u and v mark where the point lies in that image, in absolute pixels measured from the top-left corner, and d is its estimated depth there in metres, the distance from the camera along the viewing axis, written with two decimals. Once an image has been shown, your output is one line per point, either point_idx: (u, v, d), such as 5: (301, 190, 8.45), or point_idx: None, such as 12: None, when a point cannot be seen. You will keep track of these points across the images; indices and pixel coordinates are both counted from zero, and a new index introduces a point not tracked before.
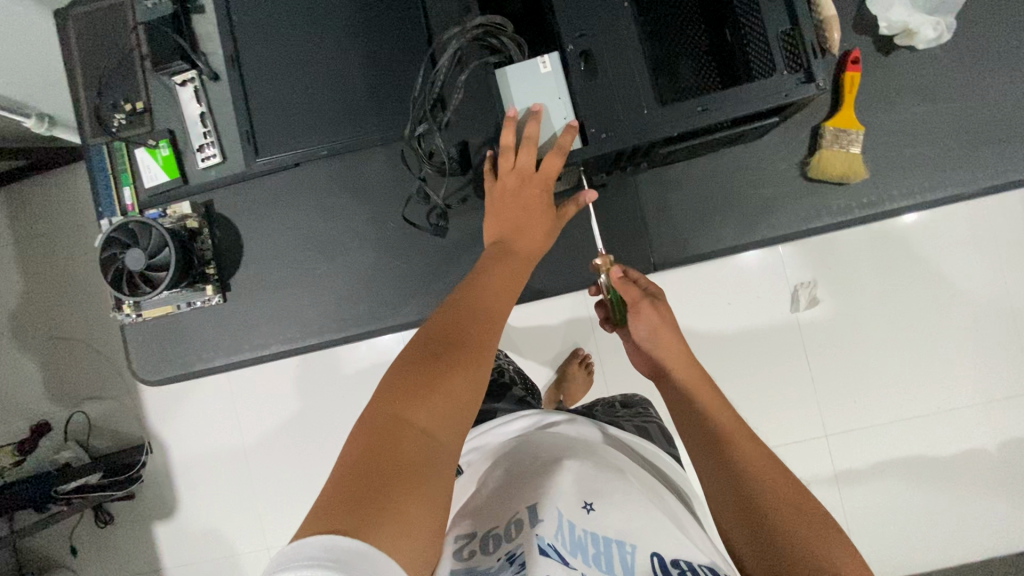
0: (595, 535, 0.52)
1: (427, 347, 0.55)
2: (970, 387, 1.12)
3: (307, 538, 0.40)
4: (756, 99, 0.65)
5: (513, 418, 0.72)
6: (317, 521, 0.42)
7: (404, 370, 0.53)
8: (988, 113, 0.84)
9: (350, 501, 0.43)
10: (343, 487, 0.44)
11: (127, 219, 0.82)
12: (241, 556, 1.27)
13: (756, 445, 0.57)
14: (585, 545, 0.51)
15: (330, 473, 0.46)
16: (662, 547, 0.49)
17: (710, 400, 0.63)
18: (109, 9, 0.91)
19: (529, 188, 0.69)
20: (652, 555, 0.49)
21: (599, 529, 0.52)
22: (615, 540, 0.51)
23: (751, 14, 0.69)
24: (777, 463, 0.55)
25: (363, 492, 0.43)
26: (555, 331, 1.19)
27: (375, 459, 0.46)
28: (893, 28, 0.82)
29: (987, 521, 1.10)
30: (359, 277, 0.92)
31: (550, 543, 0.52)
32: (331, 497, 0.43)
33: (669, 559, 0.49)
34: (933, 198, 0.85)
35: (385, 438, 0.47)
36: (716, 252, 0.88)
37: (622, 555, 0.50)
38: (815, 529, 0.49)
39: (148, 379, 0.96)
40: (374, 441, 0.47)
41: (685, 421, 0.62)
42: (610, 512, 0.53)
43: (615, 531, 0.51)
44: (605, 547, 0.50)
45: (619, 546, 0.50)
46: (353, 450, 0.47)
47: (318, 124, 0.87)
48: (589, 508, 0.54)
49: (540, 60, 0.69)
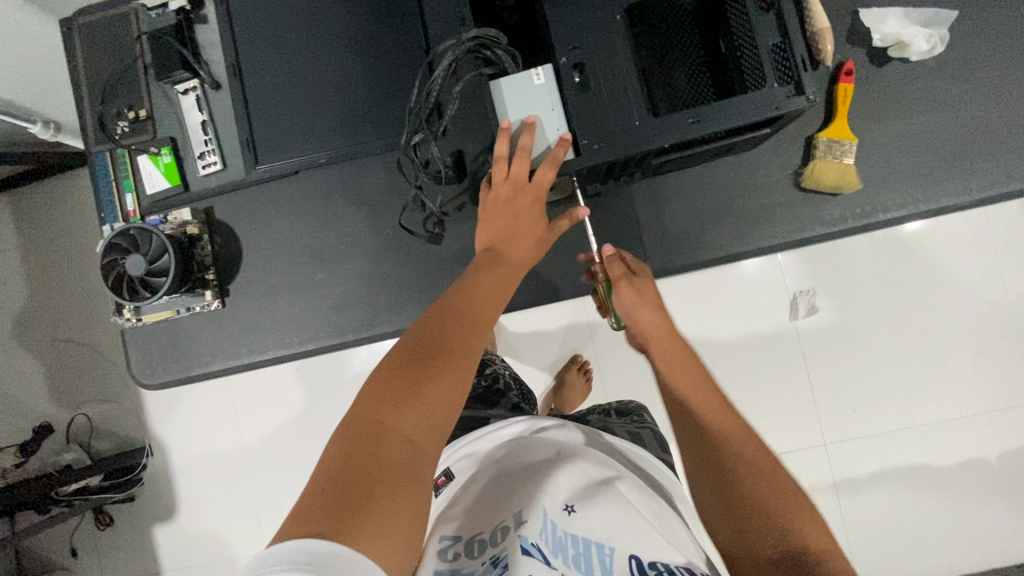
0: (575, 537, 0.54)
1: (412, 352, 0.55)
2: (970, 397, 1.11)
3: (287, 541, 0.40)
4: (745, 111, 0.66)
5: (505, 423, 0.71)
6: (298, 524, 0.42)
7: (387, 375, 0.53)
8: (983, 124, 0.85)
9: (330, 506, 0.43)
10: (323, 492, 0.44)
11: (128, 226, 0.83)
12: (240, 559, 1.28)
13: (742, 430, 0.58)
14: (566, 546, 0.54)
15: (311, 476, 0.46)
16: (641, 549, 0.51)
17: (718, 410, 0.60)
18: (114, 19, 0.93)
19: (522, 199, 0.70)
20: (629, 558, 0.51)
21: (580, 531, 0.54)
22: (594, 542, 0.53)
23: (743, 26, 0.71)
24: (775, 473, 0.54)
25: (341, 497, 0.44)
26: (553, 338, 1.19)
27: (356, 463, 0.47)
28: (886, 40, 0.84)
29: (988, 530, 1.09)
30: (357, 284, 0.93)
31: (533, 543, 0.55)
32: (313, 500, 0.44)
33: (646, 561, 0.50)
34: (927, 209, 0.85)
35: (367, 443, 0.48)
36: (710, 261, 0.88)
37: (601, 557, 0.52)
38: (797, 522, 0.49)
39: (148, 383, 0.97)
40: (356, 445, 0.48)
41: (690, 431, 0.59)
42: (592, 515, 0.54)
43: (596, 533, 0.53)
44: (584, 548, 0.53)
45: (598, 547, 0.52)
46: (335, 454, 0.48)
47: (317, 132, 0.88)
48: (571, 510, 0.56)
49: (534, 72, 0.69)
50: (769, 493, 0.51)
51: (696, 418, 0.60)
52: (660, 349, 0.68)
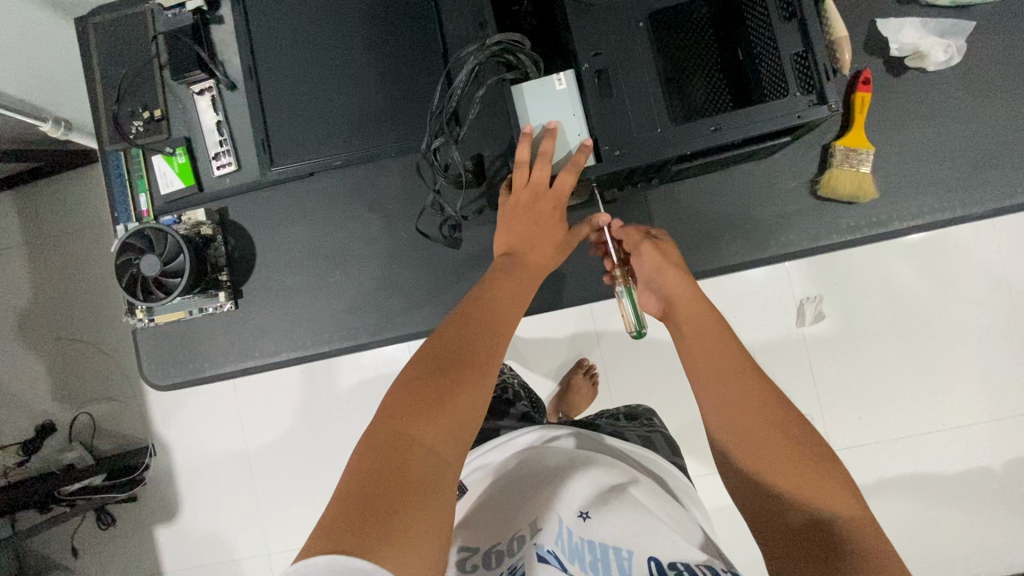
0: (592, 542, 0.53)
1: (430, 363, 0.55)
2: (978, 405, 1.11)
3: (312, 559, 0.40)
4: (768, 120, 0.66)
5: (516, 434, 0.71)
6: (322, 540, 0.42)
7: (406, 388, 0.53)
8: (997, 135, 0.85)
9: (355, 520, 0.43)
10: (348, 507, 0.44)
11: (143, 226, 0.83)
12: (243, 561, 1.27)
13: (761, 385, 0.57)
14: (583, 553, 0.52)
15: (335, 492, 0.46)
16: (659, 551, 0.50)
17: (746, 382, 0.57)
18: (129, 19, 0.93)
19: (542, 205, 0.71)
20: (649, 559, 0.49)
21: (596, 537, 0.53)
22: (612, 546, 0.52)
23: (764, 34, 0.70)
24: (799, 438, 0.54)
25: (366, 511, 0.44)
26: (561, 343, 1.19)
27: (379, 477, 0.46)
28: (904, 50, 0.85)
29: (995, 539, 1.09)
30: (369, 286, 0.93)
31: (549, 550, 0.54)
32: (336, 515, 0.44)
33: (666, 562, 0.49)
34: (942, 218, 0.85)
35: (388, 457, 0.48)
36: (725, 268, 0.88)
37: (619, 561, 0.51)
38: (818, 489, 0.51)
39: (158, 383, 0.96)
40: (379, 460, 0.47)
41: (718, 404, 0.57)
42: (608, 520, 0.54)
43: (613, 538, 0.52)
44: (602, 553, 0.52)
45: (616, 551, 0.51)
46: (357, 469, 0.47)
47: (332, 133, 0.88)
48: (585, 517, 0.55)
49: (557, 77, 0.70)
50: (791, 462, 0.52)
51: (711, 380, 0.59)
52: (685, 313, 0.65)
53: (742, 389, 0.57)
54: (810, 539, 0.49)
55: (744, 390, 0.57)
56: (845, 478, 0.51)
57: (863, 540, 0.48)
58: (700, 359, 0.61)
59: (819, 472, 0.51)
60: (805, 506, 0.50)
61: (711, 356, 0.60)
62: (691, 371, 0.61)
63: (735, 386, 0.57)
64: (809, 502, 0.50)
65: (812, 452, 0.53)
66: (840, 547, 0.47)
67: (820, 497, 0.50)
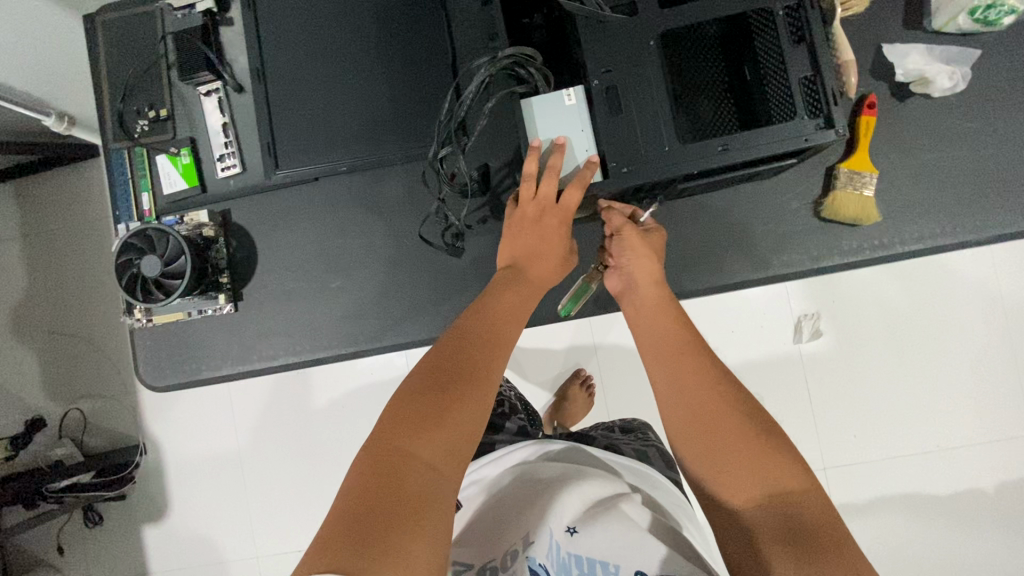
0: (579, 556, 0.53)
1: (428, 378, 0.55)
2: (969, 429, 1.12)
3: None
4: (774, 141, 0.66)
5: (512, 447, 0.70)
6: (319, 558, 0.41)
7: (406, 403, 0.52)
8: (997, 162, 0.86)
9: (350, 538, 0.42)
10: (344, 526, 0.43)
11: (145, 225, 0.82)
12: (229, 563, 1.26)
13: (719, 377, 0.58)
14: (569, 567, 0.54)
15: (332, 508, 0.45)
16: (646, 564, 0.50)
17: (713, 380, 0.58)
18: (136, 16, 0.92)
19: (547, 219, 0.72)
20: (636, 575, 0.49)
21: (582, 551, 0.53)
22: (598, 560, 0.52)
23: (773, 57, 0.71)
24: (751, 420, 0.54)
25: (362, 531, 0.43)
26: (558, 353, 1.19)
27: (377, 495, 0.45)
28: (909, 75, 0.86)
29: (985, 561, 1.09)
30: (370, 292, 0.93)
31: (540, 563, 0.56)
32: (332, 534, 0.43)
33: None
34: (942, 243, 0.86)
35: (387, 473, 0.47)
36: (727, 286, 0.89)
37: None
38: (764, 467, 0.51)
39: (154, 385, 0.96)
40: (375, 476, 0.47)
41: (686, 407, 0.56)
42: (595, 533, 0.54)
43: (600, 552, 0.53)
44: (588, 568, 0.52)
45: (602, 565, 0.52)
46: (355, 483, 0.47)
47: (338, 138, 0.87)
48: (573, 531, 0.55)
49: (566, 93, 0.71)
50: (743, 452, 0.52)
51: (672, 369, 0.60)
52: (648, 295, 0.69)
53: (705, 380, 0.58)
54: (756, 522, 0.49)
55: (706, 388, 0.57)
56: (794, 456, 0.51)
57: (811, 514, 0.47)
58: (671, 360, 0.61)
59: (766, 454, 0.51)
60: (751, 494, 0.50)
61: (679, 354, 0.61)
62: (664, 371, 0.61)
63: (698, 382, 0.58)
64: (756, 489, 0.50)
65: (764, 433, 0.53)
66: (789, 529, 0.46)
67: (770, 474, 0.50)
